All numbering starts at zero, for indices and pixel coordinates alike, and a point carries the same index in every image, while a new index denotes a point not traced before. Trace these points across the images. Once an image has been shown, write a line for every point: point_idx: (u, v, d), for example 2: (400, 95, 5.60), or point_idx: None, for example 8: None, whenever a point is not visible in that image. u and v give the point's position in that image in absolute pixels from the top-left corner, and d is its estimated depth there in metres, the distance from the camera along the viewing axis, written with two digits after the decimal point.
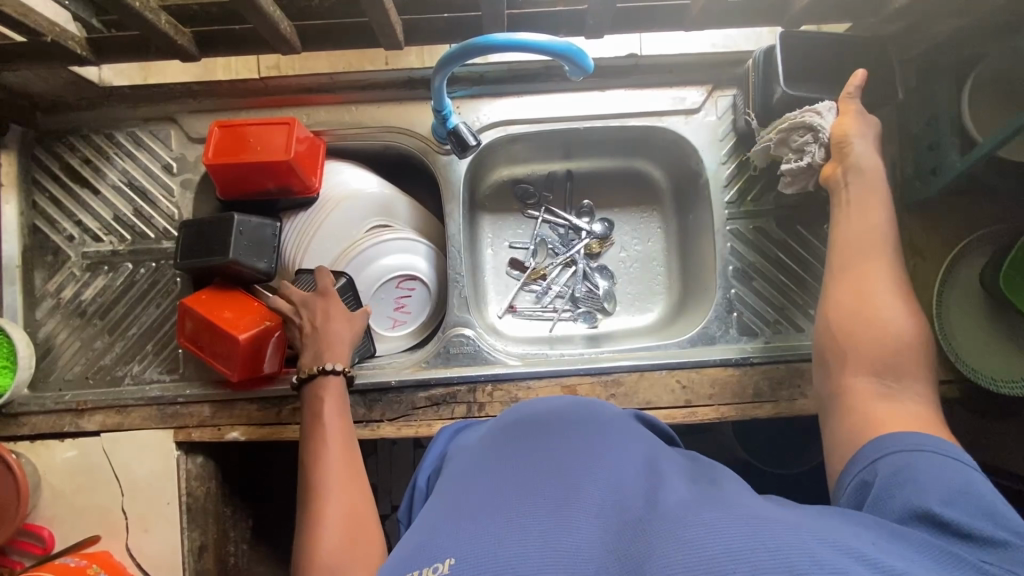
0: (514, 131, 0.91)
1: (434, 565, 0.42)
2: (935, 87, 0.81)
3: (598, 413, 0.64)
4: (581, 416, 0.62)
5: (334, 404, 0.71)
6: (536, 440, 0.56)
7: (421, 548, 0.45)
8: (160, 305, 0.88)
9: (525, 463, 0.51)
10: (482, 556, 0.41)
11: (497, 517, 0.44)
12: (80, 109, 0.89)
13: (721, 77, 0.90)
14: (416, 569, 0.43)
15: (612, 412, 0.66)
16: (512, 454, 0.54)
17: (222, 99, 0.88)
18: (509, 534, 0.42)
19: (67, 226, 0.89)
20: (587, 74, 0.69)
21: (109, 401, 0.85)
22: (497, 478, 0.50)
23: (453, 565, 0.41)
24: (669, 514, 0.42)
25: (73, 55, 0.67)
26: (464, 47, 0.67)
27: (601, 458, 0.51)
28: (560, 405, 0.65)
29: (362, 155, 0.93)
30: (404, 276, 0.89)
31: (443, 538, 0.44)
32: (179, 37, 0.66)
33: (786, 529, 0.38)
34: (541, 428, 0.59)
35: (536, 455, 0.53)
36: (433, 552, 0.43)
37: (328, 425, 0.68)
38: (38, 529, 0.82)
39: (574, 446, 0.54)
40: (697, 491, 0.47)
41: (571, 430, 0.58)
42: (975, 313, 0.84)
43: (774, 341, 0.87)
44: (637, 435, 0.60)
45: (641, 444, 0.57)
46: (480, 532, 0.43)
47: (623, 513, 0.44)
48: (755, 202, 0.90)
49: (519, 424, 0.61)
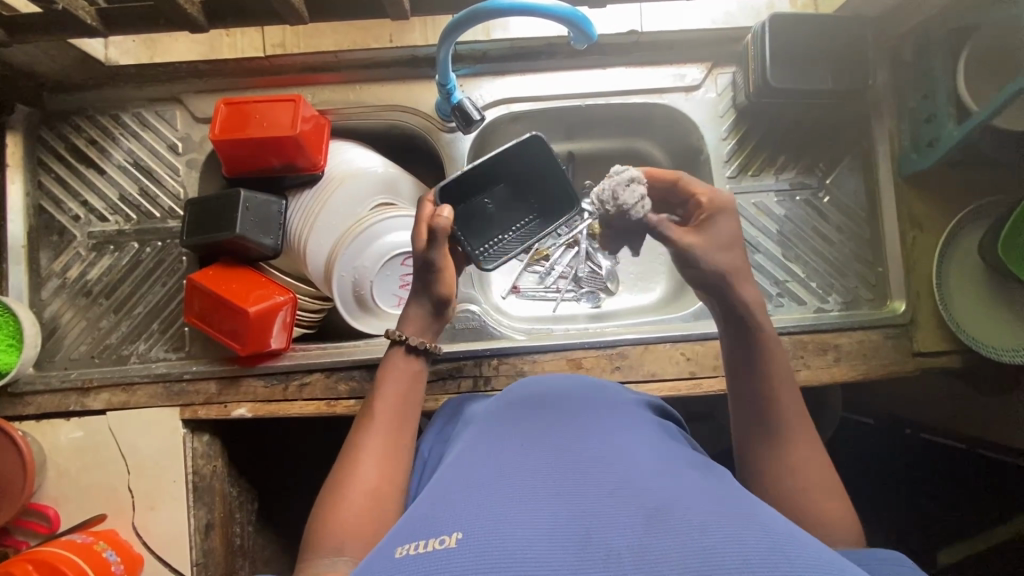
0: (517, 109, 0.91)
1: (440, 537, 0.41)
2: (931, 59, 0.83)
3: (607, 394, 0.64)
4: (591, 398, 0.62)
5: (406, 374, 0.67)
6: (548, 425, 0.56)
7: (427, 521, 0.44)
8: (166, 284, 0.88)
9: (536, 446, 0.52)
10: (490, 532, 0.41)
11: (508, 500, 0.44)
12: (86, 90, 0.90)
13: (720, 55, 0.91)
14: (420, 538, 0.42)
15: (620, 393, 0.66)
16: (523, 437, 0.54)
17: (228, 79, 0.89)
18: (519, 516, 0.42)
19: (73, 206, 0.89)
20: (591, 42, 0.71)
21: (115, 379, 0.85)
22: (507, 459, 0.50)
23: (460, 540, 0.41)
24: (685, 511, 0.42)
25: (84, 26, 0.69)
26: (471, 13, 0.68)
27: (611, 446, 0.51)
28: (571, 385, 0.66)
29: (367, 135, 0.94)
30: (408, 254, 0.87)
31: (449, 514, 0.44)
32: (191, 6, 0.68)
33: (802, 550, 0.39)
34: (551, 412, 0.59)
35: (547, 438, 0.53)
36: (438, 526, 0.43)
37: (389, 395, 0.65)
38: (43, 508, 0.81)
39: (584, 431, 0.54)
40: (706, 484, 0.47)
41: (580, 414, 0.58)
42: (973, 285, 0.85)
43: (777, 313, 0.88)
44: (644, 420, 0.60)
45: (647, 429, 0.57)
46: (489, 511, 0.43)
47: (634, 498, 0.44)
48: (754, 176, 0.92)
49: (528, 407, 0.61)
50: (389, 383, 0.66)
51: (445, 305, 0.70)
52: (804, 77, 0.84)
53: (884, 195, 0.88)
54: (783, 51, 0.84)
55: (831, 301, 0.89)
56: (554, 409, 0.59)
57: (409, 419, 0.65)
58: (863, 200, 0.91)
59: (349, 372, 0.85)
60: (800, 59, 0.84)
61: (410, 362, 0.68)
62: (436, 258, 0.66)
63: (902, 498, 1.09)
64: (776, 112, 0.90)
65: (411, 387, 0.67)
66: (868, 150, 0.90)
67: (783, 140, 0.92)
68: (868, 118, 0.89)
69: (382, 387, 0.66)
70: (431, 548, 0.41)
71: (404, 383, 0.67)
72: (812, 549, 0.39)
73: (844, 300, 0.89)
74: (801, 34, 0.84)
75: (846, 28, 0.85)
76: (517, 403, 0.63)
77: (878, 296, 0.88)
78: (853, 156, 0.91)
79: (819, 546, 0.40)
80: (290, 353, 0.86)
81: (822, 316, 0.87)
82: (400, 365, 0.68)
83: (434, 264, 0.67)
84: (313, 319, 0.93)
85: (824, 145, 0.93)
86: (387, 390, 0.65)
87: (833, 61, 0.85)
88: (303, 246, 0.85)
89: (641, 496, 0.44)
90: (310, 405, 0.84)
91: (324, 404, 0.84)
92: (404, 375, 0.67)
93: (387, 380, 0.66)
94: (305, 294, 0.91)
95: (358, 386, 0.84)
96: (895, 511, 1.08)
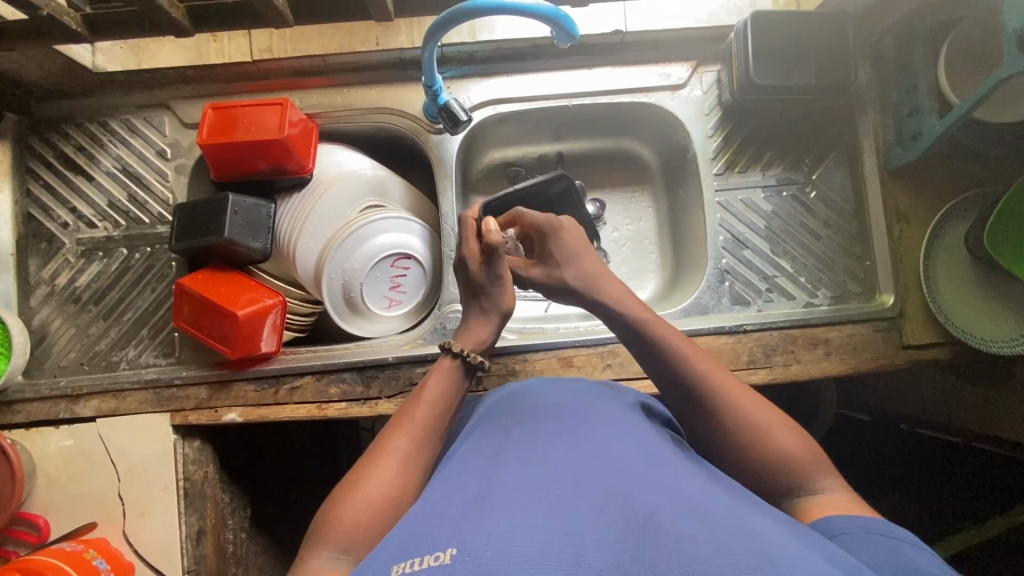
0: (504, 111, 0.92)
1: (434, 553, 0.41)
2: (912, 54, 0.84)
3: (603, 399, 0.64)
4: (583, 404, 0.62)
5: (448, 387, 0.67)
6: (540, 435, 0.56)
7: (423, 536, 0.44)
8: (156, 289, 0.88)
9: (528, 458, 0.52)
10: (485, 549, 0.40)
11: (503, 514, 0.44)
12: (74, 98, 0.90)
13: (706, 54, 0.92)
14: (415, 554, 0.42)
15: (614, 396, 0.66)
16: (517, 448, 0.54)
17: (216, 84, 0.90)
18: (513, 531, 0.42)
19: (61, 213, 0.89)
20: (574, 40, 0.72)
21: (104, 386, 0.85)
22: (500, 472, 0.50)
23: (455, 556, 0.40)
24: (676, 520, 0.42)
25: (69, 31, 0.71)
26: (454, 13, 0.69)
27: (602, 453, 0.51)
28: (565, 392, 0.66)
29: (356, 138, 0.94)
30: (398, 255, 0.87)
31: (443, 531, 0.44)
32: (176, 11, 0.70)
33: (790, 554, 0.38)
34: (543, 421, 0.59)
35: (539, 449, 0.53)
36: (432, 542, 0.43)
37: (430, 401, 0.64)
38: (33, 517, 0.81)
39: (576, 439, 0.54)
40: (700, 491, 0.47)
41: (570, 421, 0.58)
42: (961, 275, 0.86)
43: (766, 309, 0.88)
44: (639, 425, 0.59)
45: (645, 434, 0.57)
46: (483, 526, 0.43)
47: (626, 508, 0.44)
48: (741, 173, 0.93)
49: (519, 418, 0.61)
50: (431, 393, 0.65)
51: (505, 319, 0.74)
52: (788, 74, 0.85)
53: (870, 190, 0.89)
54: (765, 49, 0.85)
55: (821, 296, 0.89)
56: (549, 418, 0.59)
57: (442, 431, 0.63)
58: (850, 195, 0.91)
59: (339, 374, 0.85)
60: (782, 57, 0.85)
61: (457, 377, 0.68)
62: (501, 271, 0.71)
63: (899, 493, 1.08)
64: (762, 110, 0.91)
65: (450, 400, 0.66)
66: (853, 145, 0.91)
67: (769, 137, 0.93)
68: (852, 113, 0.90)
69: (424, 396, 0.65)
70: (425, 564, 0.40)
71: (446, 390, 0.66)
72: (800, 555, 0.39)
73: (832, 294, 0.89)
74: (782, 33, 0.85)
75: (827, 25, 0.87)
76: (506, 415, 0.63)
77: (867, 290, 0.89)
78: (839, 151, 0.92)
79: (808, 554, 0.40)
80: (280, 357, 0.86)
81: (812, 312, 0.87)
82: (444, 376, 0.68)
83: (500, 275, 0.71)
84: (304, 322, 0.94)
85: (810, 142, 0.93)
86: (427, 399, 0.65)
87: (816, 57, 0.86)
88: (292, 249, 0.85)
89: (632, 507, 0.44)
90: (301, 409, 0.84)
91: (316, 407, 0.84)
92: (445, 388, 0.67)
93: (429, 390, 0.66)
94: (296, 298, 0.91)
95: (349, 389, 0.84)
96: (893, 507, 1.08)
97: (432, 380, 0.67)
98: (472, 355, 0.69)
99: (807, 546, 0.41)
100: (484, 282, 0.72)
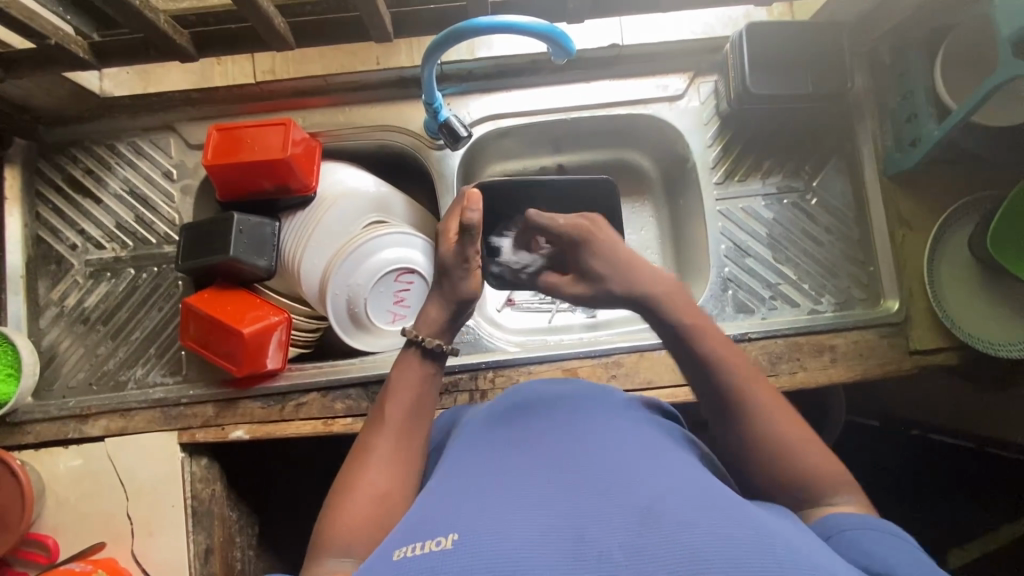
0: (504, 125, 0.93)
1: (436, 538, 0.41)
2: (909, 60, 0.85)
3: (603, 393, 0.64)
4: (581, 397, 0.62)
5: (419, 381, 0.64)
6: (542, 427, 0.56)
7: (425, 524, 0.44)
8: (163, 308, 0.89)
9: (530, 451, 0.52)
10: (487, 536, 0.40)
11: (503, 506, 0.44)
12: (82, 121, 0.92)
13: (703, 65, 0.93)
14: (417, 540, 0.42)
15: (614, 394, 0.65)
16: (520, 442, 0.54)
17: (221, 106, 0.91)
18: (513, 522, 0.42)
19: (70, 235, 0.91)
20: (570, 56, 0.73)
21: (113, 405, 0.85)
22: (501, 465, 0.50)
23: (457, 540, 0.40)
24: (679, 510, 0.41)
25: (78, 59, 0.74)
26: (453, 32, 0.70)
27: (604, 445, 0.51)
28: (564, 386, 0.65)
29: (357, 155, 0.95)
30: (401, 269, 0.87)
31: (444, 516, 0.44)
32: (179, 37, 0.73)
33: (793, 551, 0.39)
34: (546, 412, 0.58)
35: (541, 443, 0.53)
36: (434, 527, 0.43)
37: (399, 399, 0.62)
38: (43, 538, 0.81)
39: (575, 430, 0.54)
40: (704, 484, 0.47)
41: (571, 413, 0.58)
42: (966, 277, 0.85)
43: (771, 317, 0.88)
44: (634, 415, 0.59)
45: (647, 427, 0.57)
46: (484, 514, 0.43)
47: (628, 496, 0.43)
48: (740, 182, 0.93)
49: (520, 409, 0.61)
50: (401, 388, 0.63)
51: (467, 306, 0.67)
52: (785, 81, 0.86)
53: (872, 196, 0.89)
54: (761, 59, 0.86)
55: (825, 302, 0.88)
56: (550, 409, 0.59)
57: (423, 426, 0.63)
58: (850, 201, 0.91)
59: (345, 390, 0.85)
60: (775, 65, 0.86)
61: (424, 366, 0.65)
62: (468, 255, 0.65)
63: (911, 499, 1.07)
64: (759, 118, 0.92)
65: (425, 392, 0.64)
66: (853, 151, 0.91)
67: (769, 144, 0.94)
68: (851, 120, 0.91)
69: (395, 393, 0.63)
70: (428, 549, 0.41)
71: (414, 384, 0.64)
72: (800, 550, 0.39)
73: (836, 300, 0.88)
74: (776, 42, 0.86)
75: (821, 33, 0.87)
76: (506, 407, 0.62)
77: (871, 296, 0.88)
78: (839, 158, 0.92)
79: (811, 550, 0.40)
80: (285, 373, 0.86)
81: (816, 318, 0.87)
82: (413, 369, 0.65)
83: (468, 258, 0.65)
84: (309, 338, 0.95)
85: (809, 148, 0.94)
86: (399, 392, 0.63)
87: (811, 66, 0.87)
88: (297, 266, 0.86)
89: (634, 495, 0.44)
90: (307, 425, 0.84)
91: (321, 423, 0.84)
92: (417, 379, 0.64)
93: (400, 384, 0.63)
94: (301, 314, 0.92)
95: (354, 404, 0.84)
96: (903, 514, 1.06)
97: (398, 376, 0.64)
98: (428, 341, 0.65)
99: (808, 542, 0.42)
100: (449, 265, 0.65)
